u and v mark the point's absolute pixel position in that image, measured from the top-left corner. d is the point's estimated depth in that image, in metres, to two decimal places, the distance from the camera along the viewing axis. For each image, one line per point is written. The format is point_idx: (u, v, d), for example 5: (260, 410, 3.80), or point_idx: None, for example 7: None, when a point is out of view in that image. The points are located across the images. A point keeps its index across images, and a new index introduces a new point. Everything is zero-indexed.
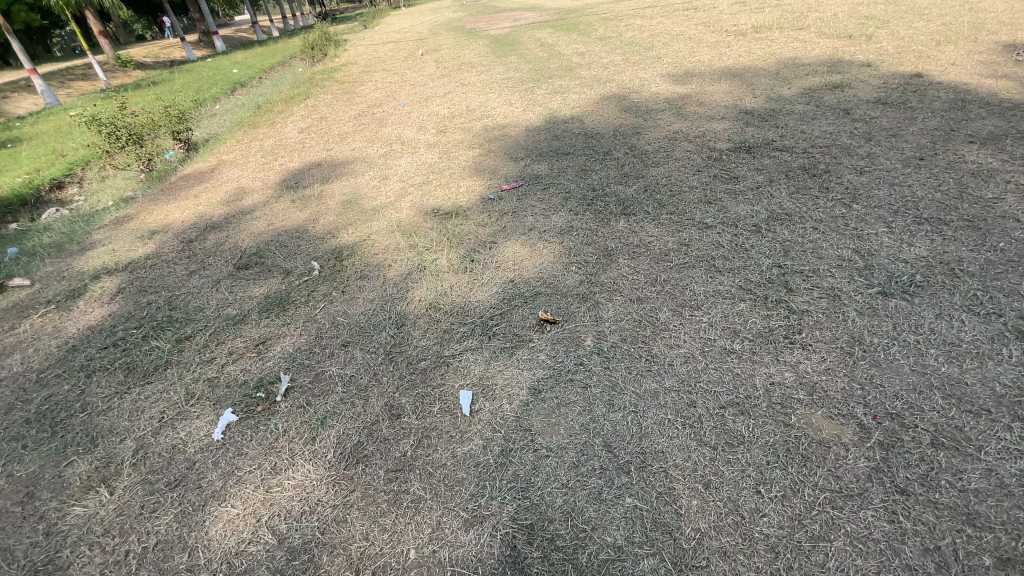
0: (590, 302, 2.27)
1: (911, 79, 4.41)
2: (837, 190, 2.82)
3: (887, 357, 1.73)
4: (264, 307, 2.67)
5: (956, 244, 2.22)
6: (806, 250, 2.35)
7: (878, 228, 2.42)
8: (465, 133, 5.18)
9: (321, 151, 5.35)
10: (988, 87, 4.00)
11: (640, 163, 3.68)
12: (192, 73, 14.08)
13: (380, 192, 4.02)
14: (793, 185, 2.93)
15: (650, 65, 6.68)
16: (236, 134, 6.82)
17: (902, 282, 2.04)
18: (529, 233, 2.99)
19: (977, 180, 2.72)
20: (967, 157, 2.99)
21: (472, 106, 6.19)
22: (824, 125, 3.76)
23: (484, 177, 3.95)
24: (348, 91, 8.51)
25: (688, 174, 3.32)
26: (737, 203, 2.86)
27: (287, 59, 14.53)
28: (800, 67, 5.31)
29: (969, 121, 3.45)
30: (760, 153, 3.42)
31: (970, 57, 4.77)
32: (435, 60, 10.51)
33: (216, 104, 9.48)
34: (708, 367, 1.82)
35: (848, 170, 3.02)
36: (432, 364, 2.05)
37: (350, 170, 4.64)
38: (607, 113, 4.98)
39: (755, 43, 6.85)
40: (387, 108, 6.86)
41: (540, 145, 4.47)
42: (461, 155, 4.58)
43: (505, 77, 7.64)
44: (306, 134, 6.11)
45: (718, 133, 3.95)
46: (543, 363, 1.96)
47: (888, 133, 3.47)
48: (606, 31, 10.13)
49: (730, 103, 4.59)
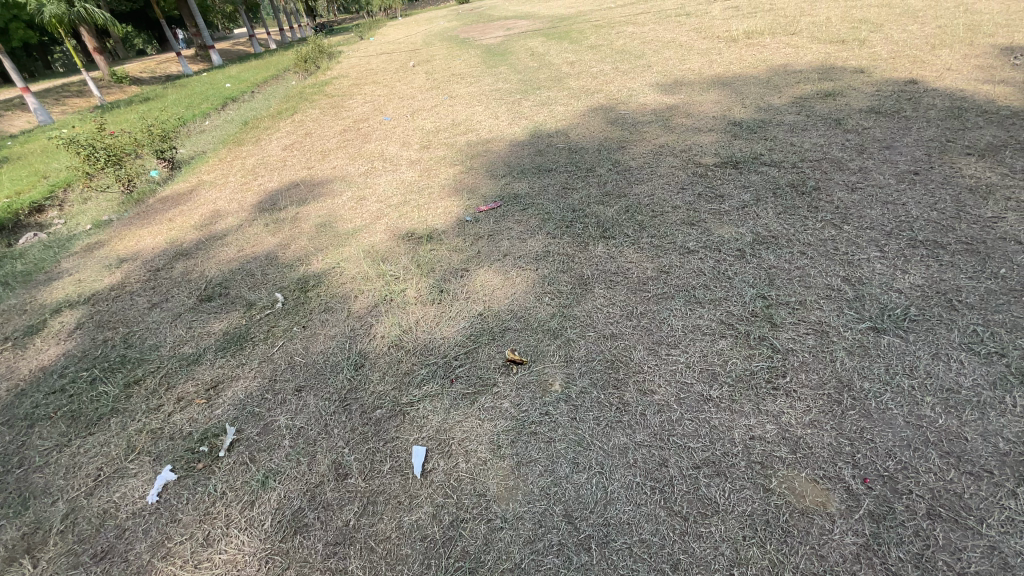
0: (560, 339, 2.11)
1: (906, 85, 4.25)
2: (826, 209, 2.66)
3: (879, 407, 1.56)
4: (221, 345, 2.53)
5: (954, 270, 2.06)
6: (793, 278, 2.20)
7: (870, 252, 2.26)
8: (448, 148, 5.05)
9: (301, 169, 5.23)
10: (986, 93, 3.84)
11: (623, 181, 3.54)
12: (185, 88, 14.06)
13: (355, 214, 3.87)
14: (780, 204, 2.78)
15: (639, 74, 6.56)
16: (220, 152, 6.72)
17: (895, 316, 1.88)
18: (503, 258, 2.84)
19: (976, 197, 2.56)
20: (965, 171, 2.83)
21: (457, 120, 6.06)
22: (815, 137, 3.61)
23: (463, 196, 3.81)
24: (336, 105, 8.41)
25: (671, 193, 3.18)
26: (720, 224, 2.71)
27: (281, 72, 14.50)
28: (791, 74, 5.17)
29: (967, 130, 3.29)
30: (746, 168, 3.27)
31: (967, 60, 4.61)
32: (426, 71, 10.43)
33: (205, 120, 9.40)
34: (682, 418, 1.66)
35: (838, 187, 2.86)
36: (387, 413, 1.89)
37: (328, 189, 4.51)
38: (593, 127, 4.85)
39: (747, 49, 6.71)
40: (372, 123, 6.75)
41: (522, 161, 4.33)
42: (443, 172, 4.44)
43: (493, 89, 7.53)
44: (289, 151, 6.00)
45: (704, 146, 3.81)
46: (505, 413, 1.79)
47: (881, 144, 3.31)
48: (598, 39, 10.02)
49: (718, 114, 4.45)
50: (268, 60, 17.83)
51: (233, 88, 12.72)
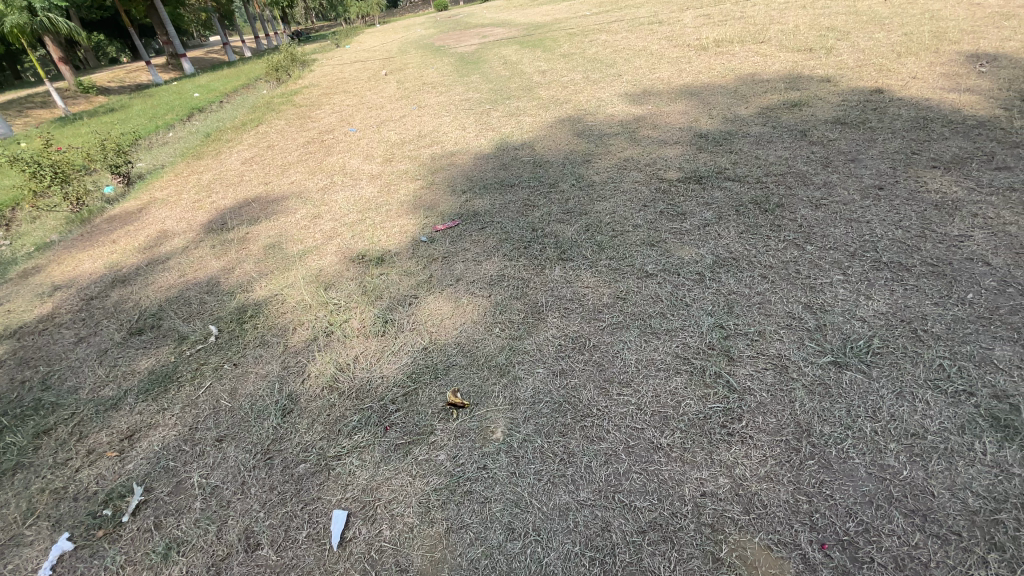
0: (507, 377, 1.95)
1: (871, 95, 4.21)
2: (790, 228, 2.56)
3: (839, 456, 1.44)
4: (145, 387, 2.33)
5: (919, 296, 1.96)
6: (753, 305, 2.08)
7: (832, 276, 2.16)
8: (412, 161, 4.87)
9: (258, 185, 5.01)
10: (951, 102, 3.80)
11: (586, 198, 3.41)
12: (152, 99, 13.68)
13: (307, 234, 3.67)
14: (743, 223, 2.67)
15: (609, 83, 6.48)
16: (179, 166, 6.45)
17: (857, 348, 1.77)
18: (456, 283, 2.66)
19: (941, 213, 2.47)
20: (930, 185, 2.75)
21: (424, 131, 5.90)
22: (780, 149, 3.53)
23: (421, 213, 3.64)
24: (302, 116, 8.18)
25: (633, 211, 3.06)
26: (681, 245, 2.60)
27: (251, 82, 14.18)
28: (758, 84, 5.12)
29: (933, 141, 3.23)
30: (710, 184, 3.17)
31: (932, 69, 4.59)
32: (397, 80, 10.25)
33: (169, 132, 9.10)
34: (630, 471, 1.51)
35: (802, 203, 2.77)
36: (311, 468, 1.72)
37: (283, 207, 4.30)
38: (559, 139, 4.73)
39: (716, 58, 6.68)
40: (337, 134, 6.55)
41: (485, 176, 4.18)
42: (403, 186, 4.24)
43: (462, 99, 7.39)
44: (249, 165, 5.77)
45: (669, 160, 3.71)
46: (439, 467, 1.62)
47: (847, 157, 3.24)
48: (570, 47, 9.97)
49: (685, 125, 4.37)
50: (240, 69, 17.49)
51: (201, 98, 12.39)
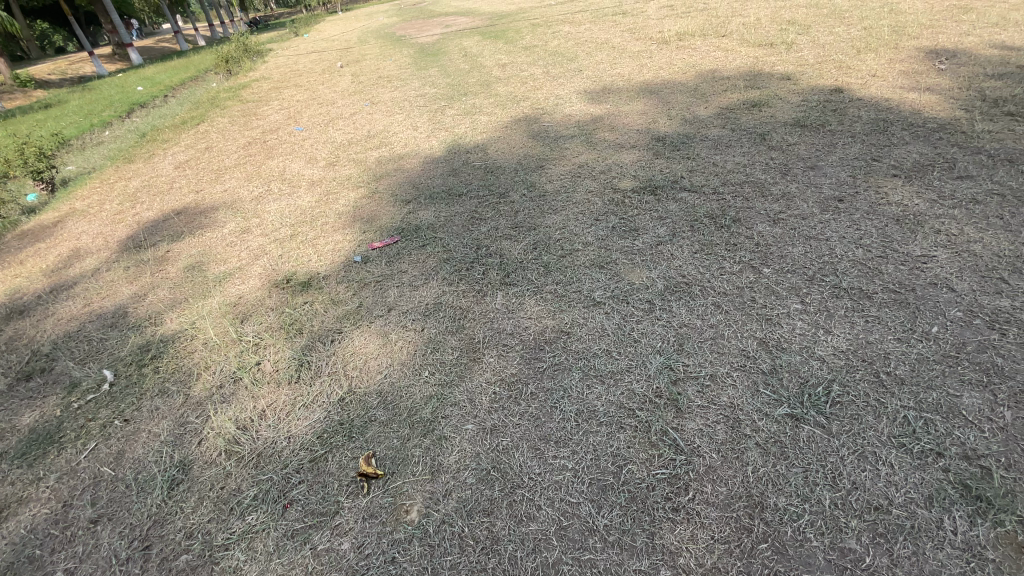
0: (431, 436, 1.69)
1: (831, 95, 4.08)
2: (746, 247, 2.38)
3: (796, 539, 1.25)
4: (18, 451, 2.01)
5: (882, 329, 1.80)
6: (705, 341, 1.89)
7: (790, 305, 1.98)
8: (357, 165, 4.54)
9: (189, 193, 4.60)
10: (911, 102, 3.69)
11: (537, 210, 3.17)
12: (92, 93, 12.81)
13: (233, 253, 3.34)
14: (697, 242, 2.49)
15: (569, 79, 6.24)
16: (108, 171, 5.95)
17: (815, 396, 1.59)
18: (387, 313, 2.38)
19: (903, 229, 2.33)
20: (891, 195, 2.61)
21: (373, 131, 5.54)
22: (739, 155, 3.36)
23: (359, 227, 3.33)
24: (248, 113, 7.68)
25: (584, 227, 2.84)
26: (631, 267, 2.40)
27: (200, 73, 13.41)
28: (719, 81, 4.96)
29: (893, 146, 3.09)
30: (665, 196, 2.99)
31: (891, 67, 4.50)
32: (352, 73, 9.77)
33: (104, 131, 8.46)
34: (561, 561, 1.30)
35: (759, 218, 2.60)
36: (192, 562, 1.46)
37: (211, 219, 3.93)
38: (514, 141, 4.47)
39: (678, 53, 6.51)
40: (282, 134, 6.13)
41: (433, 182, 3.89)
42: (344, 195, 3.91)
43: (418, 94, 7.03)
44: (182, 170, 5.34)
45: (625, 167, 3.50)
46: (340, 560, 1.38)
47: (806, 164, 3.09)
48: (533, 39, 9.67)
49: (643, 127, 4.17)
50: (190, 60, 16.57)
51: (144, 91, 11.64)
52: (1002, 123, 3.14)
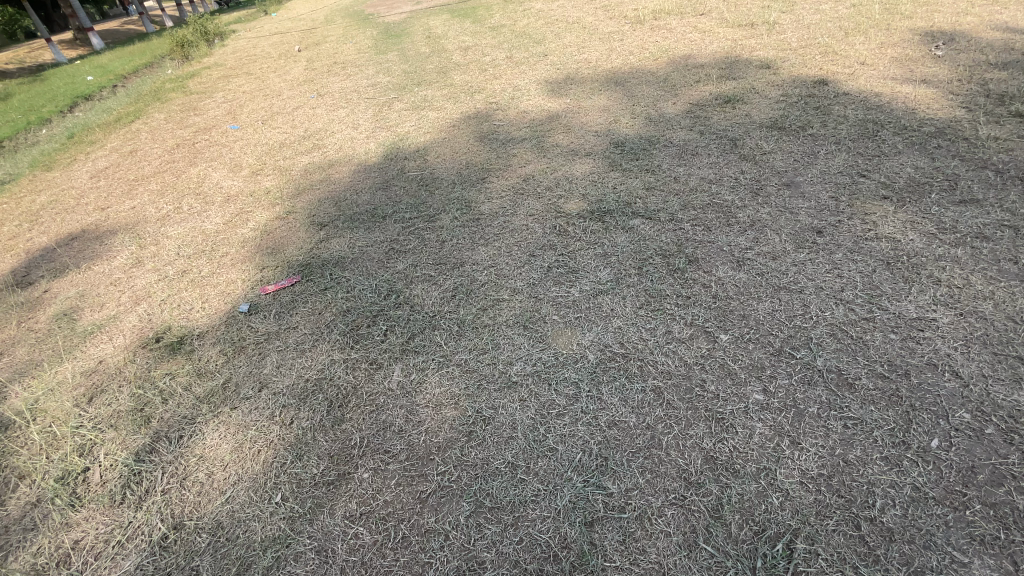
0: None
1: (814, 88, 3.57)
2: (701, 302, 1.92)
3: None
4: None
5: (866, 442, 1.35)
6: (637, 453, 1.44)
7: (748, 396, 1.53)
8: (282, 175, 4.01)
9: (94, 211, 4.06)
10: (905, 98, 3.19)
11: (465, 238, 2.69)
12: (39, 82, 11.97)
13: (115, 297, 2.84)
14: (642, 294, 2.03)
15: (531, 66, 5.65)
16: (22, 179, 5.35)
17: (772, 561, 1.16)
18: (258, 396, 1.92)
19: (894, 277, 1.87)
20: (880, 225, 2.15)
21: (310, 130, 4.96)
22: (704, 167, 2.87)
23: (261, 261, 2.84)
24: (186, 106, 7.02)
25: (514, 266, 2.37)
26: (561, 328, 1.94)
27: (154, 59, 12.56)
28: (692, 70, 4.43)
29: (883, 157, 2.62)
30: (613, 224, 2.52)
31: (882, 52, 3.98)
32: (307, 57, 9.05)
33: (35, 128, 7.78)
34: None
35: (720, 259, 2.13)
36: None
37: (105, 248, 3.41)
38: (458, 145, 3.94)
39: (652, 34, 5.94)
40: (214, 133, 5.53)
41: (358, 197, 3.37)
42: (257, 215, 3.40)
43: (369, 83, 6.41)
44: (97, 180, 4.77)
45: (574, 181, 3.02)
46: None
47: (780, 181, 2.61)
48: (502, 17, 8.97)
49: (601, 128, 3.67)
50: (148, 43, 15.60)
51: (92, 81, 10.87)
52: (1012, 126, 2.66)
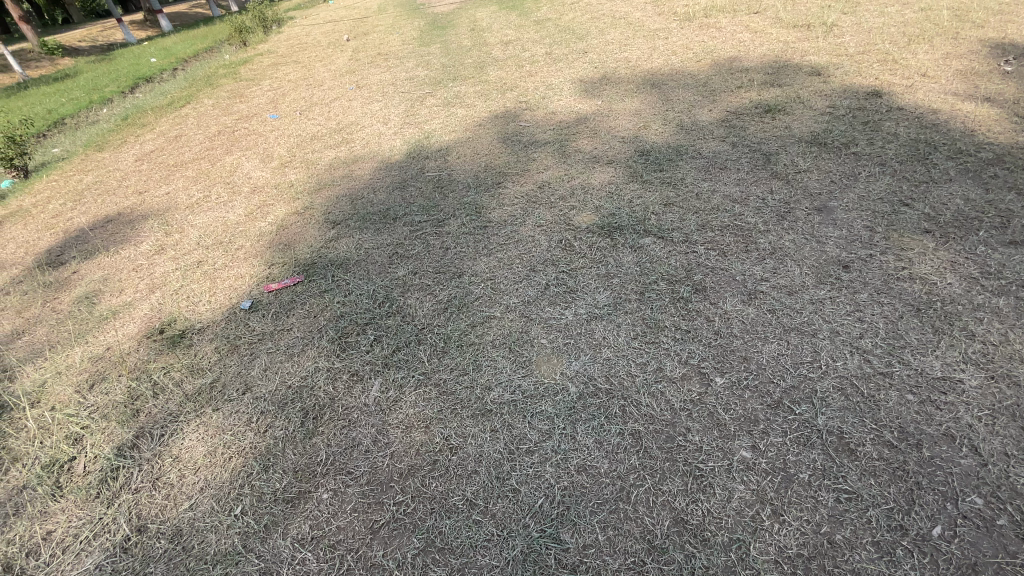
0: None
1: (865, 100, 3.27)
2: (700, 338, 1.78)
3: None
4: None
5: (858, 523, 1.20)
6: (601, 505, 1.34)
7: (733, 453, 1.40)
8: (307, 168, 4.06)
9: (132, 195, 4.25)
10: (968, 116, 2.87)
11: (469, 246, 2.61)
12: (109, 63, 12.68)
13: (134, 283, 2.96)
14: (639, 322, 1.90)
15: (568, 63, 5.49)
16: (78, 158, 5.67)
17: None
18: (240, 399, 1.93)
19: (923, 326, 1.67)
20: (916, 264, 1.93)
21: (342, 123, 5.02)
22: (730, 184, 2.68)
23: (271, 257, 2.87)
24: (234, 93, 7.25)
25: (512, 281, 2.28)
26: (547, 354, 1.84)
27: (214, 44, 13.09)
28: (734, 74, 4.17)
29: (932, 184, 2.36)
30: (622, 242, 2.38)
31: (949, 62, 3.61)
32: (354, 47, 9.17)
33: (98, 108, 8.24)
34: None
35: (729, 290, 1.97)
36: None
37: (135, 233, 3.56)
38: (481, 145, 3.87)
39: (698, 33, 5.65)
40: (254, 121, 5.67)
41: (374, 196, 3.36)
42: (275, 208, 3.45)
43: (406, 77, 6.42)
44: (141, 163, 4.99)
45: (590, 191, 2.89)
46: None
47: (811, 205, 2.39)
48: (548, 11, 8.79)
49: (628, 134, 3.50)
50: (211, 28, 16.28)
51: (156, 63, 11.42)
52: None
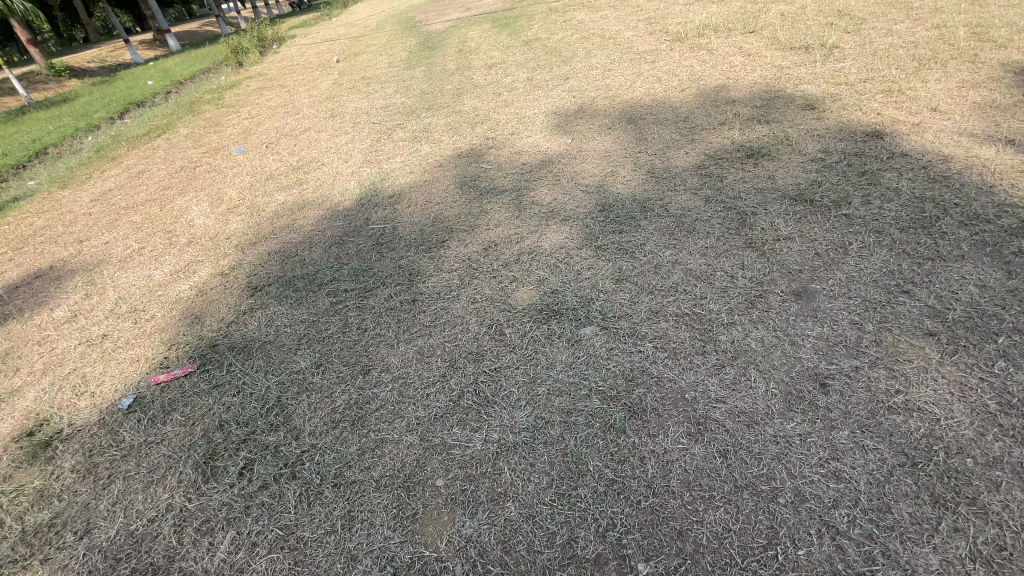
0: None
1: (863, 142, 2.86)
2: (628, 494, 1.38)
3: None
4: None
5: None
6: None
7: None
8: (252, 215, 3.75)
9: (71, 243, 3.97)
10: (983, 166, 2.43)
11: (389, 328, 2.24)
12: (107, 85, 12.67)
13: (30, 360, 2.64)
14: (558, 460, 1.51)
15: (547, 91, 5.15)
16: (40, 195, 5.45)
17: None
18: (73, 549, 1.58)
19: (919, 492, 1.25)
20: (914, 385, 1.51)
21: (304, 159, 4.72)
22: (697, 254, 2.28)
23: (177, 333, 2.53)
24: (212, 122, 7.04)
25: (424, 383, 1.90)
26: (436, 508, 1.45)
27: (212, 66, 13.02)
28: (720, 107, 3.78)
29: (938, 263, 1.93)
30: (560, 333, 1.99)
31: (960, 94, 3.18)
32: (342, 70, 8.96)
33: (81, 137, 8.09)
34: None
35: (675, 415, 1.57)
36: None
37: (58, 294, 3.26)
38: (436, 191, 3.52)
39: (688, 56, 5.26)
40: (219, 155, 5.42)
41: (308, 254, 3.02)
42: (204, 267, 3.13)
43: (383, 104, 6.13)
44: (95, 204, 4.74)
45: (538, 257, 2.51)
46: None
47: (788, 287, 1.99)
48: (539, 29, 8.48)
49: (593, 181, 3.12)
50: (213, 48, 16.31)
51: (150, 86, 11.36)
52: None
